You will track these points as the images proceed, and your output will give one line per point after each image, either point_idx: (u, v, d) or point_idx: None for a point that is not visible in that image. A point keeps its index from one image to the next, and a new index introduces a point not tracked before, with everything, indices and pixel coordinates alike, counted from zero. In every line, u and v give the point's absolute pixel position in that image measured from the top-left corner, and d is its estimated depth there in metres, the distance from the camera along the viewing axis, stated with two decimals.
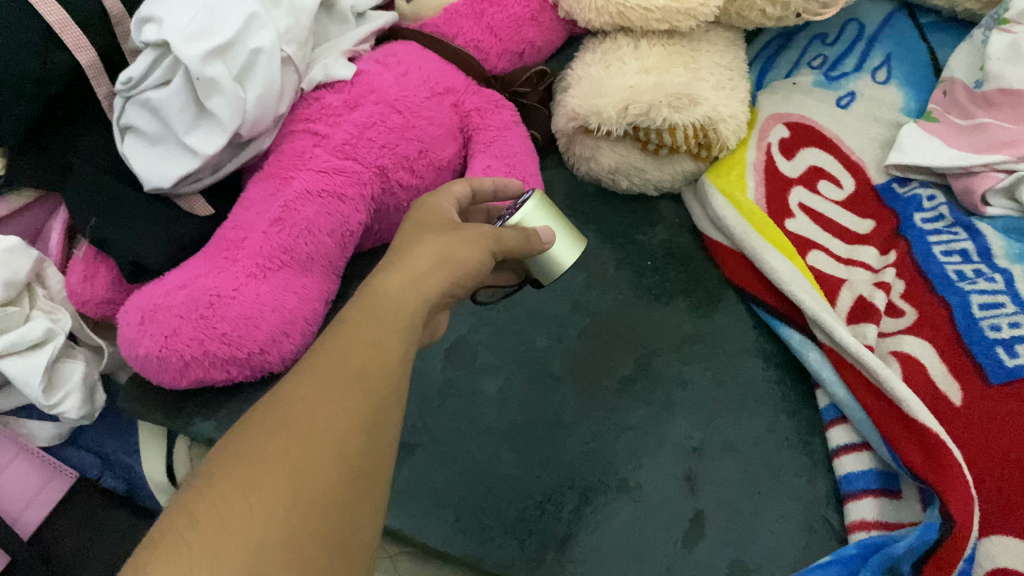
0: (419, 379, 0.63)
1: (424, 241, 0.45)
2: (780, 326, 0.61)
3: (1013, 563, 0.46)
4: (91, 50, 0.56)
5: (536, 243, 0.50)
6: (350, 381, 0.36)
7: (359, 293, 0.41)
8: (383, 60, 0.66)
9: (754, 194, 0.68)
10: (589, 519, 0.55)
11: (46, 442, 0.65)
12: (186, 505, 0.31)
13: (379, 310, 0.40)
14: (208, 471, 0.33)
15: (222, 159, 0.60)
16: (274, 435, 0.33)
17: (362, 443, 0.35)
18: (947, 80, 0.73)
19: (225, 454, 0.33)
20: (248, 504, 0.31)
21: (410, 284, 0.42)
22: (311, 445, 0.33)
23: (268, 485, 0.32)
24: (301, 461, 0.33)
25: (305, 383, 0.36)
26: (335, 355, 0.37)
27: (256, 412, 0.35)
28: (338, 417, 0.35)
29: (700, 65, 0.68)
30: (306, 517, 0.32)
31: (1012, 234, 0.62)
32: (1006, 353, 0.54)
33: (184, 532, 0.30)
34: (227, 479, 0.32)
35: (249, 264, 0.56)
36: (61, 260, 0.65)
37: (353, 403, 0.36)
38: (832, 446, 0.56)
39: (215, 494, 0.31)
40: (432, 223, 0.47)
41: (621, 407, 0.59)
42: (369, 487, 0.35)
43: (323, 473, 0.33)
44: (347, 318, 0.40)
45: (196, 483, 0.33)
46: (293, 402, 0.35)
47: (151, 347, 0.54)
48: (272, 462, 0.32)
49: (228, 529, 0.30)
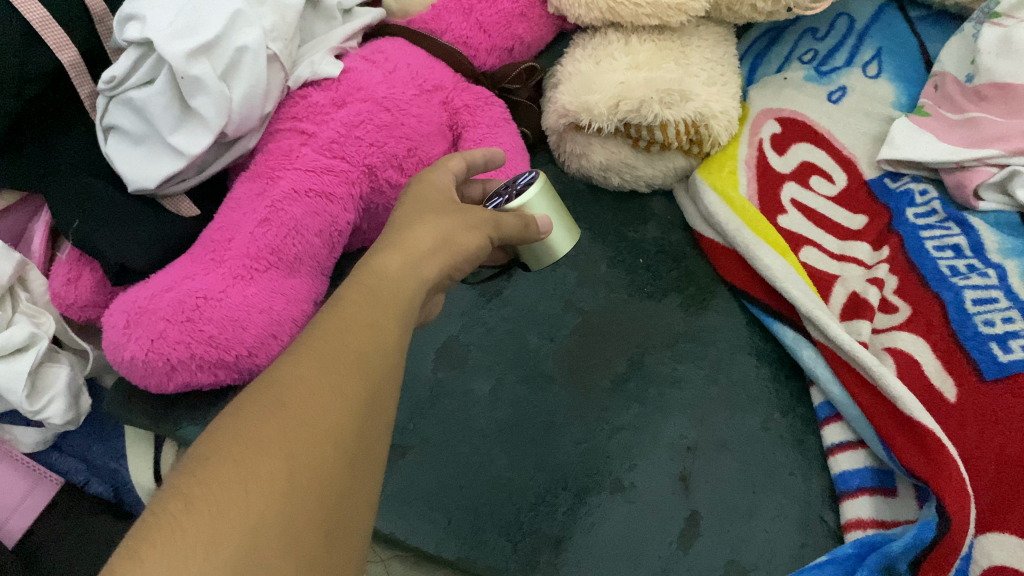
0: (409, 382, 0.62)
1: (425, 221, 0.44)
2: (773, 323, 0.61)
3: (1011, 561, 0.46)
4: (73, 48, 0.55)
5: (534, 232, 0.50)
6: (349, 363, 0.36)
7: (357, 273, 0.41)
8: (370, 58, 0.65)
9: (745, 190, 0.67)
10: (583, 520, 0.54)
11: (30, 449, 0.64)
12: (179, 488, 0.30)
13: (378, 290, 0.40)
14: (201, 452, 0.32)
15: (208, 158, 0.59)
16: (271, 417, 0.32)
17: (359, 430, 0.34)
18: (939, 74, 0.73)
19: (220, 435, 0.32)
20: (244, 488, 0.30)
21: (410, 266, 0.42)
22: (307, 428, 0.32)
23: (265, 469, 0.31)
24: (298, 444, 0.32)
25: (300, 364, 0.35)
26: (333, 336, 0.37)
27: (249, 393, 0.34)
28: (335, 400, 0.34)
29: (691, 60, 0.68)
30: (302, 504, 0.31)
31: (1005, 229, 0.61)
32: (1000, 349, 0.54)
33: (178, 516, 0.29)
34: (223, 462, 0.31)
35: (236, 265, 0.55)
36: (44, 262, 0.64)
37: (350, 386, 0.35)
38: (827, 444, 0.55)
39: (210, 476, 0.30)
40: (431, 200, 0.46)
41: (613, 407, 0.59)
42: (365, 474, 0.34)
43: (320, 458, 0.32)
44: (344, 298, 0.39)
45: (187, 466, 0.31)
46: (289, 383, 0.34)
47: (136, 350, 0.53)
48: (268, 445, 0.31)
49: (225, 513, 0.29)
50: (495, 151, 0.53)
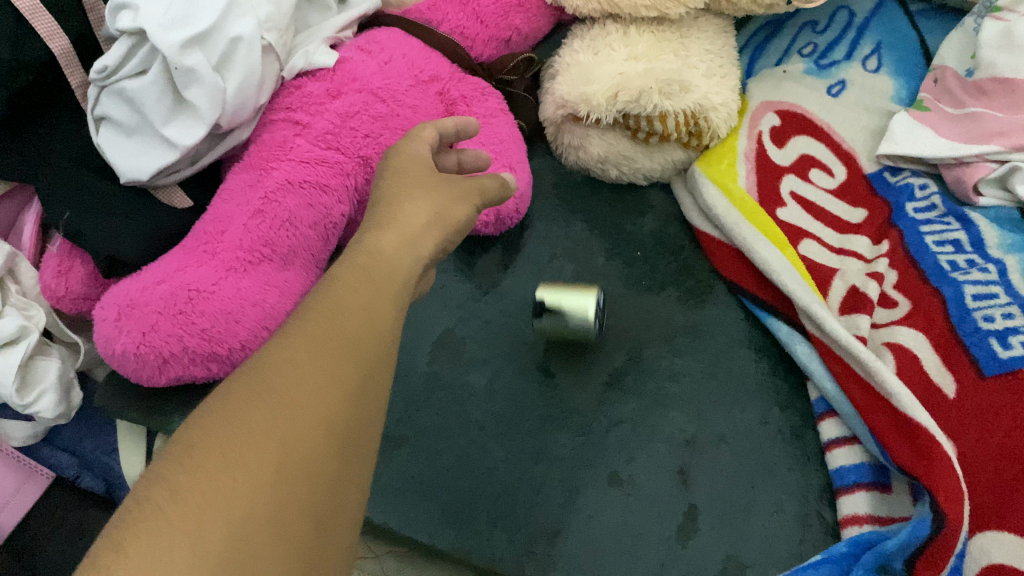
0: (404, 373, 0.61)
1: (415, 197, 0.44)
2: (768, 318, 0.61)
3: (1010, 559, 0.46)
4: (64, 37, 0.54)
5: (511, 191, 0.53)
6: (340, 347, 0.35)
7: (351, 254, 0.40)
8: (366, 48, 0.64)
9: (745, 183, 0.67)
10: (580, 512, 0.54)
11: (21, 442, 0.63)
12: (164, 476, 0.29)
13: (373, 271, 0.39)
14: (186, 440, 0.31)
15: (201, 150, 0.58)
16: (260, 403, 0.32)
17: (350, 415, 0.33)
18: (939, 67, 0.72)
19: (207, 422, 0.31)
20: (231, 477, 0.29)
21: (404, 245, 0.41)
22: (297, 413, 0.32)
23: (252, 457, 0.30)
24: (287, 431, 0.31)
25: (291, 347, 0.34)
26: (324, 319, 0.36)
27: (238, 380, 0.33)
28: (325, 385, 0.33)
29: (691, 52, 0.67)
30: (291, 492, 0.30)
31: (1005, 224, 0.61)
32: (999, 345, 0.54)
33: (163, 506, 0.28)
34: (209, 449, 0.30)
35: (229, 257, 0.54)
36: (36, 254, 0.63)
37: (341, 369, 0.34)
38: (825, 440, 0.55)
39: (196, 464, 0.30)
40: (413, 174, 0.46)
41: (612, 401, 0.58)
42: (356, 461, 0.33)
43: (309, 446, 0.31)
44: (337, 280, 0.38)
45: (173, 454, 0.31)
46: (280, 367, 0.33)
47: (129, 344, 0.52)
48: (257, 432, 0.31)
49: (211, 502, 0.29)
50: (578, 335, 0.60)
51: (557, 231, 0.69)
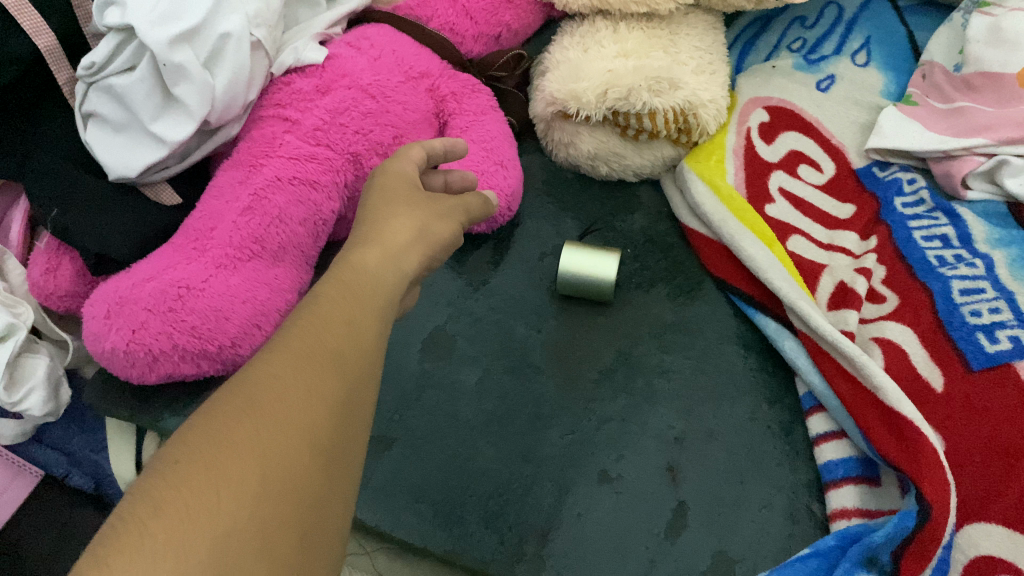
0: (394, 373, 0.61)
1: (400, 213, 0.44)
2: (756, 314, 0.61)
3: (997, 550, 0.46)
4: (50, 34, 0.54)
5: (494, 209, 0.54)
6: (324, 361, 0.35)
7: (335, 268, 0.40)
8: (355, 43, 0.64)
9: (733, 179, 0.67)
10: (570, 511, 0.54)
11: (9, 440, 0.62)
12: (146, 490, 0.29)
13: (355, 284, 0.39)
14: (169, 456, 0.30)
15: (190, 147, 0.58)
16: (243, 418, 0.31)
17: (333, 429, 0.33)
18: (927, 63, 0.73)
19: (191, 436, 0.31)
20: (214, 491, 0.29)
21: (388, 258, 0.42)
22: (280, 428, 0.31)
23: (236, 470, 0.30)
24: (270, 444, 0.31)
25: (274, 362, 0.34)
26: (309, 333, 0.36)
27: (222, 394, 0.33)
28: (308, 399, 0.33)
29: (680, 48, 0.67)
30: (275, 506, 0.30)
31: (992, 218, 0.62)
32: (987, 339, 0.54)
33: (147, 520, 0.28)
34: (193, 465, 0.30)
35: (219, 255, 0.54)
36: (23, 251, 0.62)
37: (325, 384, 0.34)
38: (812, 435, 0.56)
39: (178, 479, 0.29)
40: (399, 191, 0.46)
41: (601, 398, 0.59)
42: (340, 474, 0.33)
43: (292, 459, 0.31)
44: (321, 294, 0.38)
45: (155, 468, 0.30)
46: (263, 382, 0.33)
47: (118, 341, 0.52)
48: (240, 446, 0.30)
49: (194, 517, 0.28)
50: (595, 293, 0.62)
51: (547, 228, 0.69)
